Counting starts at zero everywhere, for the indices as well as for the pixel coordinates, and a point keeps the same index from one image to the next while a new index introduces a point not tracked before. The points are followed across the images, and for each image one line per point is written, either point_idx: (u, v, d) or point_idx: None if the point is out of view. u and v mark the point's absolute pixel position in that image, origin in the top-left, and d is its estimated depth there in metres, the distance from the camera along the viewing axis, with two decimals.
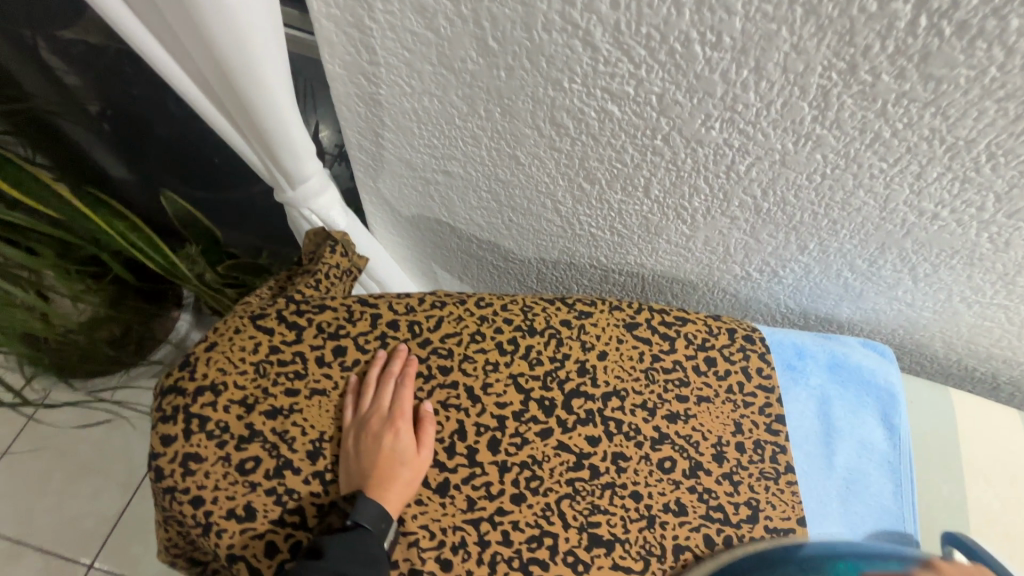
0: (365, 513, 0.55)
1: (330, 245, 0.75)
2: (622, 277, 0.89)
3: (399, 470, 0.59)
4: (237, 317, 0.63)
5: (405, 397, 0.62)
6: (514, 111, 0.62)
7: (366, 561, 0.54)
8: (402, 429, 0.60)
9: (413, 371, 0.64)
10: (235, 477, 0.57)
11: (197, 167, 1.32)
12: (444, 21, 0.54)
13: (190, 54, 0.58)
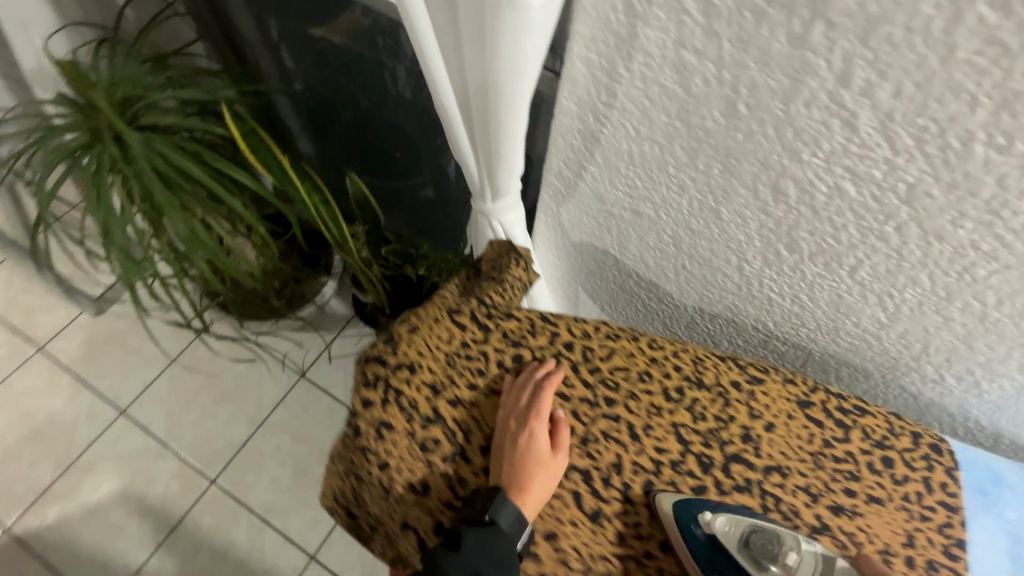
0: (502, 514, 0.58)
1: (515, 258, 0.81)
2: (784, 345, 0.86)
3: (535, 473, 0.61)
4: (436, 308, 0.71)
5: (538, 398, 0.64)
6: (736, 170, 0.63)
7: (498, 556, 0.58)
8: (541, 433, 0.63)
9: (556, 381, 0.66)
10: (418, 453, 0.63)
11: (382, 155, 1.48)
12: (699, 81, 0.57)
13: (469, 103, 0.69)
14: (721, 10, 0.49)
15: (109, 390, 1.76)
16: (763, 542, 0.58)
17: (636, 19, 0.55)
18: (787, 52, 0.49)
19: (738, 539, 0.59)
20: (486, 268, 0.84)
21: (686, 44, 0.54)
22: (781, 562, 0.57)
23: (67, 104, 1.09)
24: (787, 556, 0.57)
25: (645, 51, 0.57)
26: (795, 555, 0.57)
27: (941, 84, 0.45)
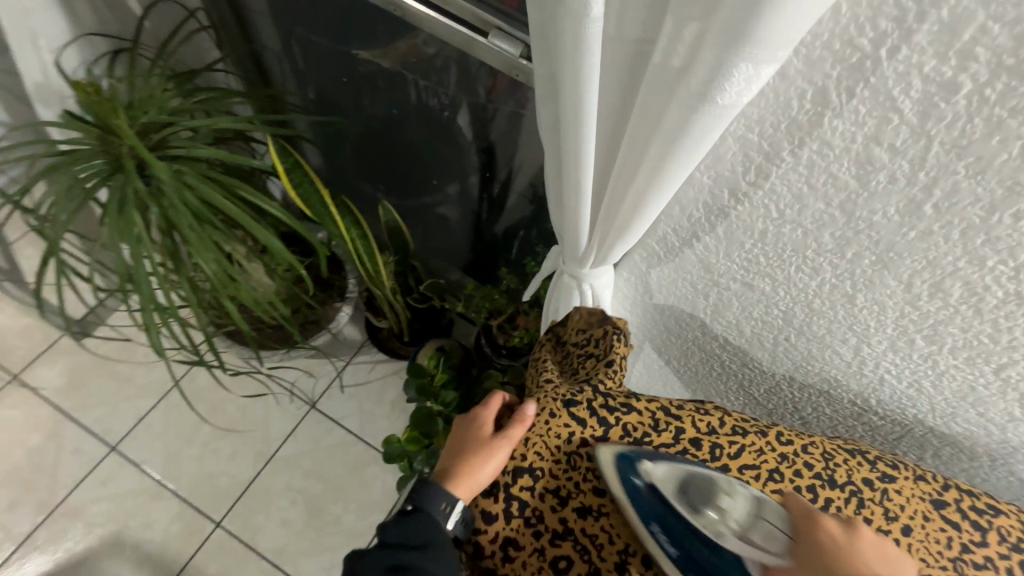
0: (422, 498, 0.57)
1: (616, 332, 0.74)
2: (881, 421, 0.83)
3: (485, 459, 0.58)
4: (550, 400, 0.63)
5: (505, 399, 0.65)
6: (892, 264, 0.59)
7: (415, 545, 0.55)
8: (481, 425, 0.61)
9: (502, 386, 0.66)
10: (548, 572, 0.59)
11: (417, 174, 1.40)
12: (882, 178, 0.52)
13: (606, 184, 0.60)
14: (946, 113, 0.44)
15: (97, 424, 1.60)
16: (701, 490, 0.55)
17: (829, 108, 0.49)
18: (1014, 163, 0.45)
19: (676, 487, 0.55)
20: (571, 336, 0.79)
21: (883, 140, 0.49)
22: (720, 508, 0.53)
23: (81, 127, 0.96)
24: (719, 499, 0.54)
25: (825, 140, 0.52)
26: (728, 499, 0.54)
27: None
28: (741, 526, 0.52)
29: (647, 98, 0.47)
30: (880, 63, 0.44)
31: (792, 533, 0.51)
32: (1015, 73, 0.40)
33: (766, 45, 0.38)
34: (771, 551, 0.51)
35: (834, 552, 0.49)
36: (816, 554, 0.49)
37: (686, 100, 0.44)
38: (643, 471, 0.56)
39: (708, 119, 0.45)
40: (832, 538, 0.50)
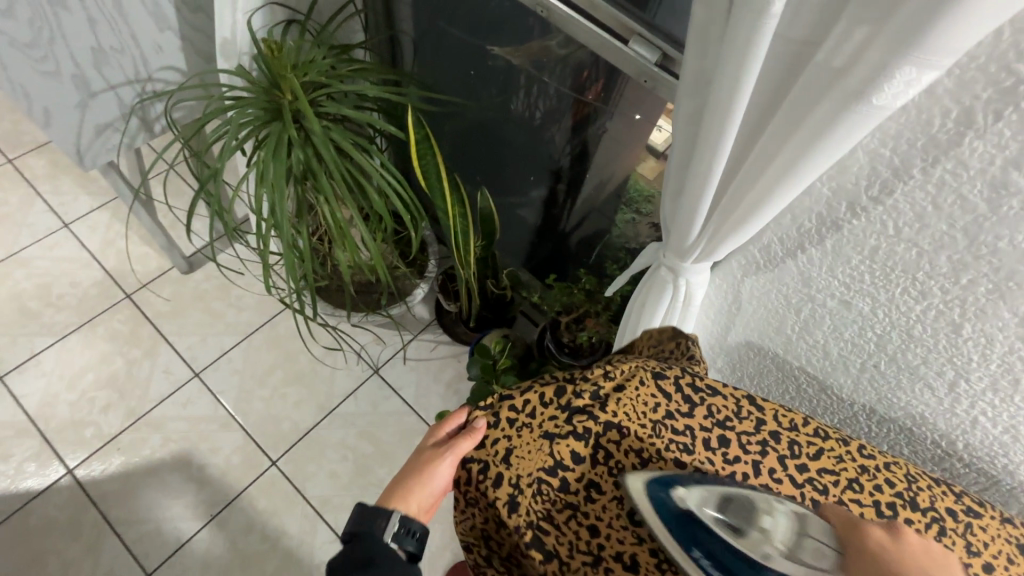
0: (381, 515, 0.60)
1: (683, 339, 0.81)
2: (965, 469, 0.81)
3: (433, 472, 0.62)
4: (639, 369, 0.68)
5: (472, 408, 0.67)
6: (1008, 294, 0.60)
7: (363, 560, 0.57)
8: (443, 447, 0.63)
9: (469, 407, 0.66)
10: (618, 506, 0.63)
11: (513, 171, 1.47)
12: (1015, 203, 0.54)
13: (732, 179, 0.65)
14: None
15: (188, 350, 1.76)
16: (740, 506, 0.57)
17: (971, 129, 0.52)
18: None
19: (713, 510, 0.57)
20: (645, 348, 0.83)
21: (1023, 166, 0.51)
22: (759, 522, 0.55)
23: (252, 79, 1.12)
24: (760, 518, 0.55)
25: (961, 160, 0.55)
26: (770, 518, 0.55)
27: None
28: (787, 548, 0.52)
29: (799, 94, 0.52)
30: None
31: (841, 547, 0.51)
32: None
33: (934, 51, 0.43)
34: (823, 567, 0.50)
35: (885, 556, 0.49)
36: (864, 559, 0.49)
37: (839, 99, 0.49)
38: (676, 492, 0.58)
39: (854, 119, 0.50)
40: (878, 544, 0.50)
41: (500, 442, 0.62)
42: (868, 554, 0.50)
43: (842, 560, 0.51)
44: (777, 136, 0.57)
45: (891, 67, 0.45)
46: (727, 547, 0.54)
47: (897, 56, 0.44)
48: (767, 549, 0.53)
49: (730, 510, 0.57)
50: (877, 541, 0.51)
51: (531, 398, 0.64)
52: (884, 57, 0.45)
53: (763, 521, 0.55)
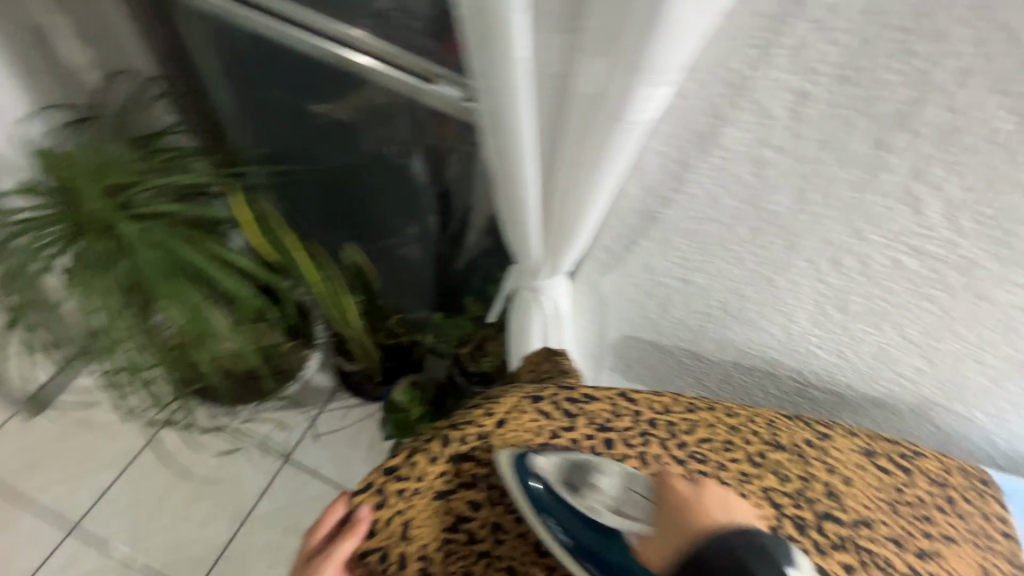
0: None
1: (555, 356, 0.86)
2: (819, 393, 0.92)
3: None
4: (515, 397, 0.70)
5: (350, 496, 0.63)
6: (797, 246, 0.69)
7: None
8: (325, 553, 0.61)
9: (346, 497, 0.63)
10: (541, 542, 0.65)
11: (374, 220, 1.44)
12: (774, 173, 0.62)
13: (549, 199, 0.68)
14: (808, 116, 0.55)
15: (56, 502, 1.52)
16: (582, 471, 0.63)
17: (721, 121, 0.60)
18: (866, 151, 0.56)
19: (562, 476, 0.63)
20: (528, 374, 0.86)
21: (767, 142, 0.60)
22: (595, 488, 0.62)
23: (46, 195, 1.00)
24: (597, 479, 0.62)
25: (724, 146, 0.62)
26: (605, 478, 0.63)
27: (1003, 181, 0.52)
28: (612, 501, 0.62)
29: (572, 116, 0.56)
30: (752, 80, 0.55)
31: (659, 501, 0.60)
32: (849, 81, 0.51)
33: (657, 68, 0.48)
34: (638, 517, 0.60)
35: (687, 506, 0.58)
36: (670, 509, 0.59)
37: (602, 118, 0.54)
38: (532, 465, 0.62)
39: (621, 134, 0.54)
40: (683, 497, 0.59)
41: (393, 520, 0.61)
42: (677, 510, 0.58)
43: (653, 511, 0.60)
44: (569, 157, 0.61)
45: (629, 86, 0.50)
46: (565, 507, 0.62)
47: (631, 76, 0.49)
48: (599, 508, 0.61)
49: (574, 476, 0.63)
50: (683, 494, 0.59)
51: (415, 461, 0.64)
52: (622, 78, 0.49)
53: (598, 481, 0.62)
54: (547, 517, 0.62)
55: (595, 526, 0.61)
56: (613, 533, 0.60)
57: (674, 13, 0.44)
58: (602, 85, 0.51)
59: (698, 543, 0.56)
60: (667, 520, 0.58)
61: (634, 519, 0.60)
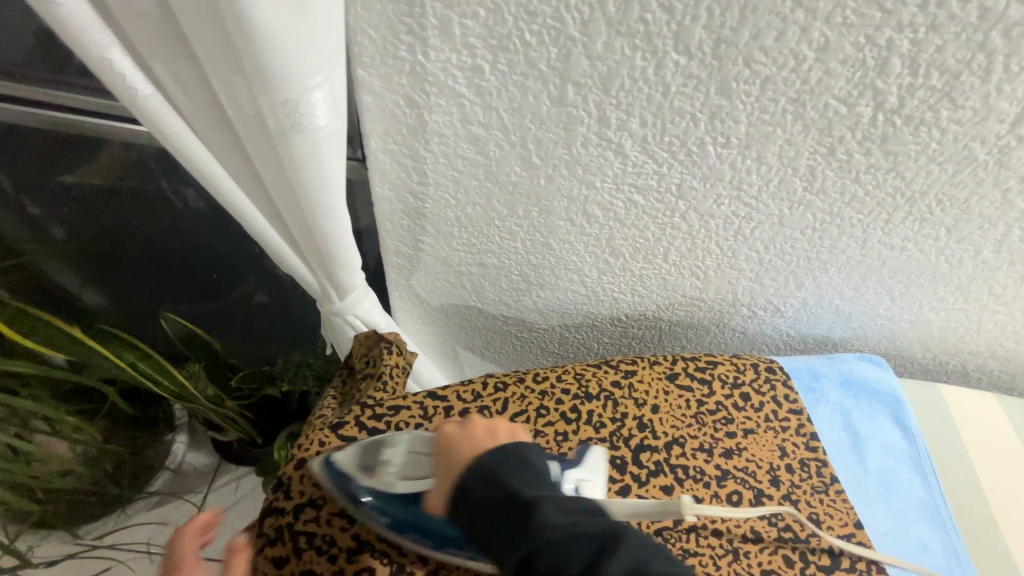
0: None
1: (387, 345, 0.81)
2: (640, 330, 0.98)
3: None
4: (318, 431, 0.68)
5: None
6: (550, 209, 0.72)
7: None
8: None
9: None
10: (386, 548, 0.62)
11: (186, 286, 1.29)
12: (494, 146, 0.63)
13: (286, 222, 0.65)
14: (490, 88, 0.56)
15: None
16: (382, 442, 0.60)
17: (421, 109, 0.60)
18: (553, 110, 0.58)
19: (355, 461, 0.60)
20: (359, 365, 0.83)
21: (472, 120, 0.60)
22: (382, 461, 0.59)
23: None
24: (382, 452, 0.60)
25: (438, 132, 0.62)
26: (390, 450, 0.59)
27: (670, 111, 0.56)
28: (399, 471, 0.58)
29: (248, 136, 0.52)
30: (424, 65, 0.55)
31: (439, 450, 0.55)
32: (504, 49, 0.52)
33: (291, 81, 0.46)
34: (421, 474, 0.56)
35: (450, 447, 0.54)
36: (439, 455, 0.54)
37: (272, 138, 0.51)
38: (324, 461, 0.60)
39: (300, 149, 0.52)
40: (451, 439, 0.54)
41: None
42: (449, 453, 0.53)
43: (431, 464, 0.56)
44: (274, 180, 0.58)
45: (274, 103, 0.47)
46: (358, 491, 0.58)
47: (268, 93, 0.46)
48: (390, 482, 0.57)
49: (366, 459, 0.60)
50: (451, 436, 0.54)
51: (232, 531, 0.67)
52: (262, 97, 0.47)
53: (385, 456, 0.59)
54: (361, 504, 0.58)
55: (405, 503, 0.57)
56: (413, 502, 0.56)
57: (269, 26, 0.41)
58: (251, 106, 0.48)
59: (460, 477, 0.51)
60: (439, 467, 0.54)
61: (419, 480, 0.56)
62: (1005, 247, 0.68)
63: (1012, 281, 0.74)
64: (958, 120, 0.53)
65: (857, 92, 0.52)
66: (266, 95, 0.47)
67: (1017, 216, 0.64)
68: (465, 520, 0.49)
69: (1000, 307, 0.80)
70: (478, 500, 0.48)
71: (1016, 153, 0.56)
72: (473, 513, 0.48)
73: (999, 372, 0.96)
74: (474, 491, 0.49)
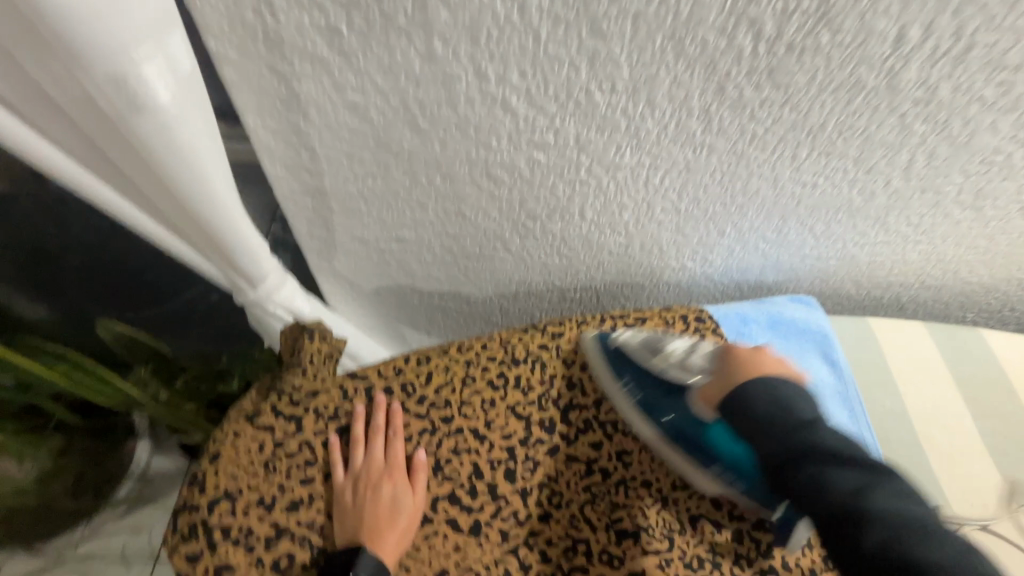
0: None
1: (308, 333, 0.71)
2: (578, 292, 0.97)
3: None
4: (234, 421, 0.65)
5: None
6: (453, 175, 0.69)
7: None
8: None
9: None
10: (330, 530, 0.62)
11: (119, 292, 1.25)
12: (376, 113, 0.60)
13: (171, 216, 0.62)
14: (353, 49, 0.53)
15: None
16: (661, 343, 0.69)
17: (289, 78, 0.56)
18: (426, 68, 0.55)
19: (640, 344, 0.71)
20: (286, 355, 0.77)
21: (345, 86, 0.57)
22: (666, 352, 0.69)
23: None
24: (667, 345, 0.69)
25: (314, 102, 0.59)
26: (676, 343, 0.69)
27: (546, 59, 0.54)
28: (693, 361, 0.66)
29: (89, 120, 0.49)
30: (277, 30, 0.51)
31: (724, 356, 0.63)
32: (355, 5, 0.49)
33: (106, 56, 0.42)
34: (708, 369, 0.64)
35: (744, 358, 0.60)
36: (733, 359, 0.61)
37: (112, 122, 0.47)
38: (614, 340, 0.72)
39: (147, 132, 0.49)
40: (750, 354, 0.60)
41: None
42: (731, 365, 0.60)
43: (716, 366, 0.63)
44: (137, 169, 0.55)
45: (96, 82, 0.43)
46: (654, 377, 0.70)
47: (85, 71, 0.43)
48: (670, 367, 0.68)
49: (653, 343, 0.70)
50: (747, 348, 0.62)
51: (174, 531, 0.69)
52: (80, 75, 0.43)
53: (671, 344, 0.69)
54: (620, 380, 0.72)
55: (669, 390, 0.69)
56: (682, 390, 0.67)
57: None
58: (78, 89, 0.45)
59: (740, 382, 0.57)
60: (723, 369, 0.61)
61: (705, 373, 0.64)
62: (913, 174, 0.68)
63: (927, 209, 0.74)
64: (840, 43, 0.51)
65: (733, 22, 0.50)
66: (85, 73, 0.43)
67: (919, 141, 0.63)
68: (742, 423, 0.55)
69: (921, 237, 0.80)
70: (754, 403, 0.54)
71: (904, 74, 0.54)
72: (750, 416, 0.54)
73: (932, 302, 0.97)
74: (754, 404, 0.54)
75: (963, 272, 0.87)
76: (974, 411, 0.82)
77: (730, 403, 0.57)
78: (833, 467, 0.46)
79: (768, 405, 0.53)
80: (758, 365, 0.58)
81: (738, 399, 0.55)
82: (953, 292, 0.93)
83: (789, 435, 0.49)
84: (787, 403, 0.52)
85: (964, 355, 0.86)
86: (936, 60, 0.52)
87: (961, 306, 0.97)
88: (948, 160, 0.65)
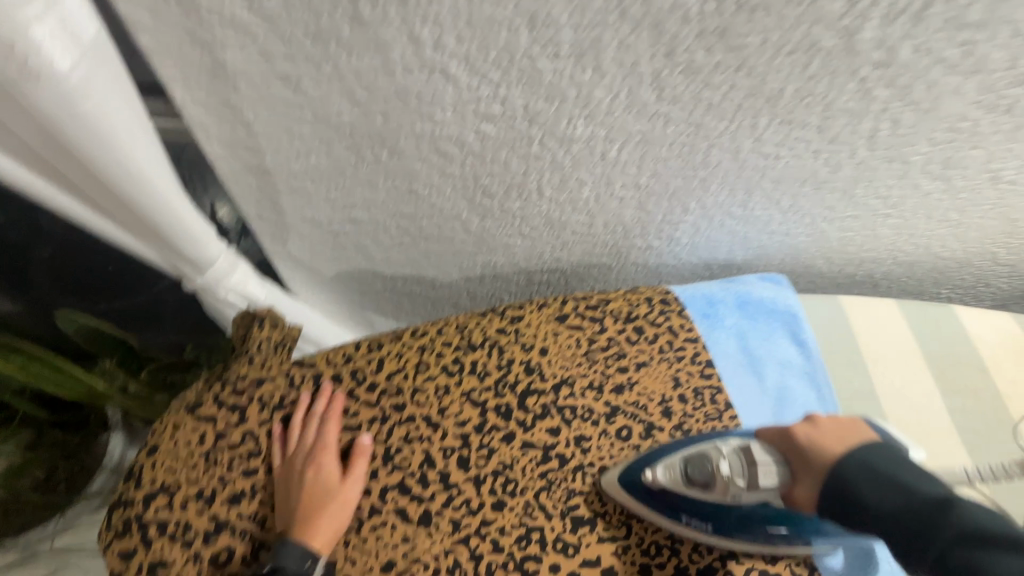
0: None
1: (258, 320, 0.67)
2: (545, 274, 0.94)
3: None
4: (174, 412, 0.62)
5: None
6: (399, 149, 0.66)
7: None
8: None
9: None
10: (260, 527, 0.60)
11: None
12: (309, 83, 0.57)
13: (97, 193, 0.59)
14: (275, 13, 0.49)
15: None
16: (698, 466, 0.58)
17: (211, 47, 0.53)
18: (356, 33, 0.51)
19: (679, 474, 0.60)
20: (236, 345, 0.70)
21: (272, 54, 0.53)
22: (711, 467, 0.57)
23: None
24: (713, 465, 0.57)
25: (243, 73, 0.56)
26: (720, 460, 0.57)
27: (483, 21, 0.50)
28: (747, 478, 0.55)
29: None
30: None
31: (783, 454, 0.54)
32: None
33: None
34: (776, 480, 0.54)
35: (813, 449, 0.52)
36: (802, 464, 0.52)
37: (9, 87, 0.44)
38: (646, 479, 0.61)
39: (50, 99, 0.45)
40: (808, 438, 0.53)
41: None
42: (807, 458, 0.52)
43: (792, 468, 0.53)
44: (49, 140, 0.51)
45: None
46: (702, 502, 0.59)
47: None
48: (737, 494, 0.55)
49: (694, 472, 0.59)
50: (801, 435, 0.54)
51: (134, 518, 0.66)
52: None
53: (716, 467, 0.57)
54: (678, 513, 0.62)
55: (737, 511, 0.58)
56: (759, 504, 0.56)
57: None
58: None
59: (834, 474, 0.49)
60: (804, 469, 0.52)
61: (775, 480, 0.54)
62: (879, 143, 0.65)
63: (895, 180, 0.71)
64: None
65: None
66: None
67: (883, 108, 0.60)
68: (859, 520, 0.46)
69: (891, 211, 0.77)
70: (868, 493, 0.46)
71: (863, 34, 0.51)
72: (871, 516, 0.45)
73: (905, 279, 0.95)
74: (864, 490, 0.46)
75: (935, 247, 0.85)
76: (942, 389, 0.80)
77: (841, 507, 0.47)
78: (990, 549, 0.39)
79: (884, 489, 0.45)
80: (830, 447, 0.51)
81: (847, 490, 0.47)
82: (925, 267, 0.91)
83: (924, 514, 0.42)
84: (890, 481, 0.45)
85: (934, 332, 0.84)
86: (895, 18, 0.49)
87: (935, 282, 0.96)
88: (913, 128, 0.62)
